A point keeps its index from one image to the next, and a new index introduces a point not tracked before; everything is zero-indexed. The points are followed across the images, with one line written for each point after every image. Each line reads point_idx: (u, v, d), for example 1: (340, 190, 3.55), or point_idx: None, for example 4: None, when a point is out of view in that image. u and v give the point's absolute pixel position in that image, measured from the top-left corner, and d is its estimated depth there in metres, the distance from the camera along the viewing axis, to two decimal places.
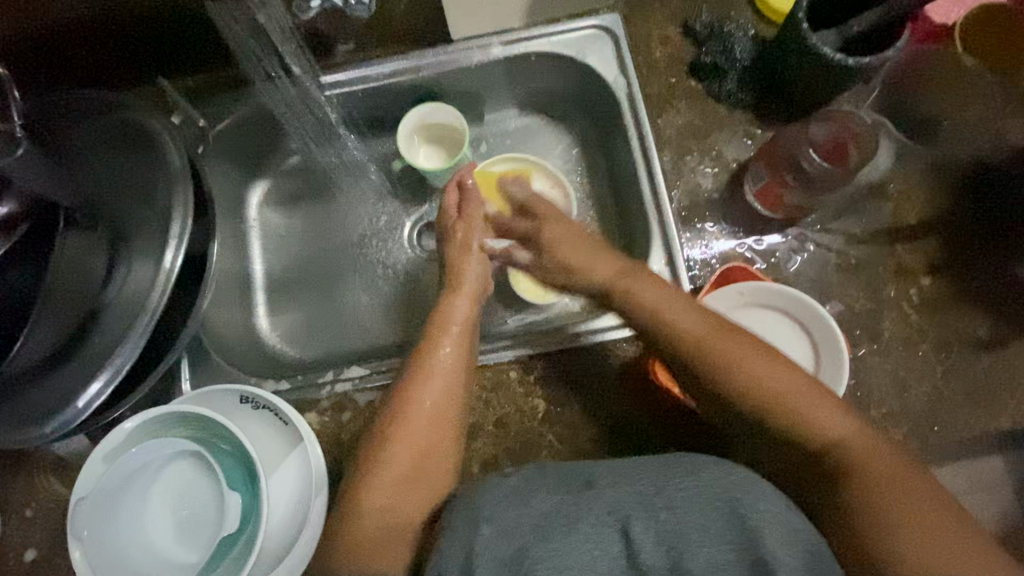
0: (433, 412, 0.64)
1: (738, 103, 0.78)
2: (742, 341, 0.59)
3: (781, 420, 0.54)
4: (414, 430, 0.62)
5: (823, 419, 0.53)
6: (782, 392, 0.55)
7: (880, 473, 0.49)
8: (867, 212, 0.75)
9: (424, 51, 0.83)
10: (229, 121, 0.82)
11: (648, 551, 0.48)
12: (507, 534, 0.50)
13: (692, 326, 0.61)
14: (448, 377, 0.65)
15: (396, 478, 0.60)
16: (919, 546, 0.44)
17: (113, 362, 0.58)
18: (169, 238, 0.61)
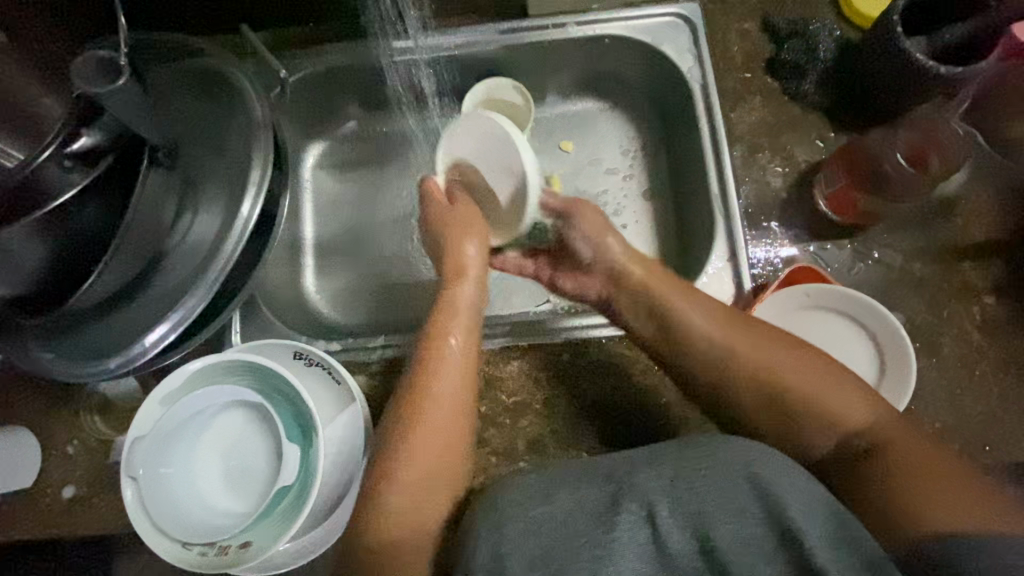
0: (435, 422, 0.61)
1: (812, 104, 0.77)
2: (769, 340, 0.62)
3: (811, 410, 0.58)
4: (422, 434, 0.60)
5: (838, 405, 0.58)
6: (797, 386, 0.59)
7: (935, 473, 0.52)
8: (934, 226, 0.74)
9: (499, 25, 0.82)
10: (301, 76, 0.82)
11: (676, 541, 0.48)
12: (535, 533, 0.50)
13: (713, 347, 0.63)
14: (450, 381, 0.63)
15: (413, 482, 0.58)
16: (938, 501, 0.50)
17: (182, 307, 0.61)
18: (247, 184, 0.63)
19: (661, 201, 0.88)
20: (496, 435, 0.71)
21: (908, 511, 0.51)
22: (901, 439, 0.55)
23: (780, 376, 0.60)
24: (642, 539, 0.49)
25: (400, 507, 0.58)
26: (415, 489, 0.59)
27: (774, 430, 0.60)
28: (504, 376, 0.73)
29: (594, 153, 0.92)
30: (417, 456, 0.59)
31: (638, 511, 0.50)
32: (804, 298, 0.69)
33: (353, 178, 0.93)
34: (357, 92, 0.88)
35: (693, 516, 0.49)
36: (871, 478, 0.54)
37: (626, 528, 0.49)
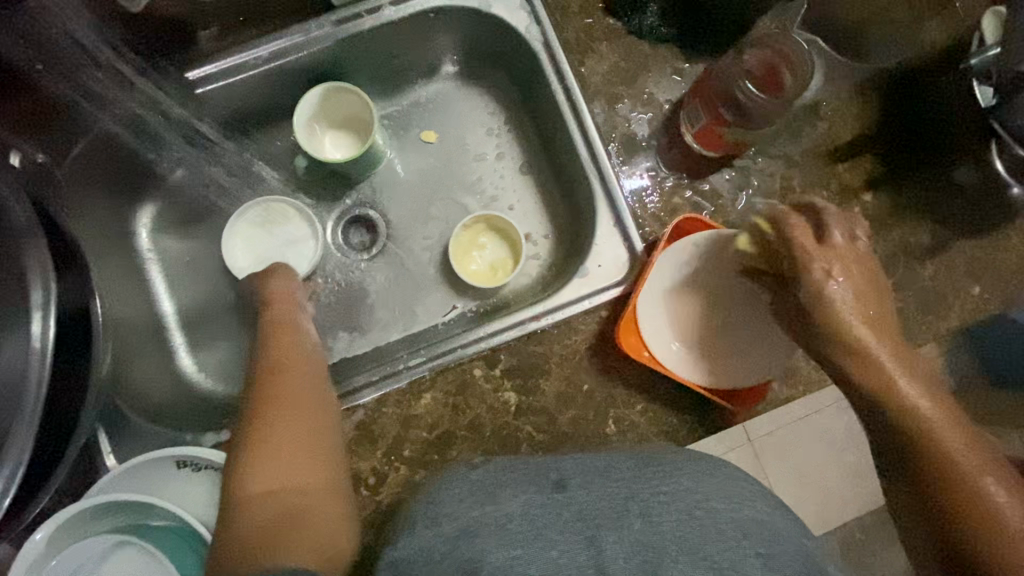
0: (288, 442, 0.59)
1: (661, 37, 0.72)
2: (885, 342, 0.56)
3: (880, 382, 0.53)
4: (282, 448, 0.58)
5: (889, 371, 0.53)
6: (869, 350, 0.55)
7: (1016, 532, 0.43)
8: (805, 136, 0.72)
9: (306, 24, 0.71)
10: (82, 147, 0.66)
11: (620, 562, 0.44)
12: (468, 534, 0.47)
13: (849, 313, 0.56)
14: (297, 407, 0.61)
15: (278, 451, 0.58)
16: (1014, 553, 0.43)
17: (4, 471, 0.49)
18: (29, 309, 0.50)
19: (540, 174, 0.83)
20: (427, 475, 0.66)
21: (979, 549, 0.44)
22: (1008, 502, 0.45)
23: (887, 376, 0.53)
24: (581, 559, 0.44)
25: (268, 483, 0.56)
26: (278, 463, 0.57)
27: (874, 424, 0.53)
28: (419, 411, 0.68)
29: (457, 137, 0.85)
30: (282, 471, 0.57)
31: (580, 538, 0.46)
32: (689, 250, 0.68)
33: (202, 233, 0.82)
34: (171, 141, 0.74)
35: (644, 547, 0.45)
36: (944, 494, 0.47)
37: (567, 548, 0.45)
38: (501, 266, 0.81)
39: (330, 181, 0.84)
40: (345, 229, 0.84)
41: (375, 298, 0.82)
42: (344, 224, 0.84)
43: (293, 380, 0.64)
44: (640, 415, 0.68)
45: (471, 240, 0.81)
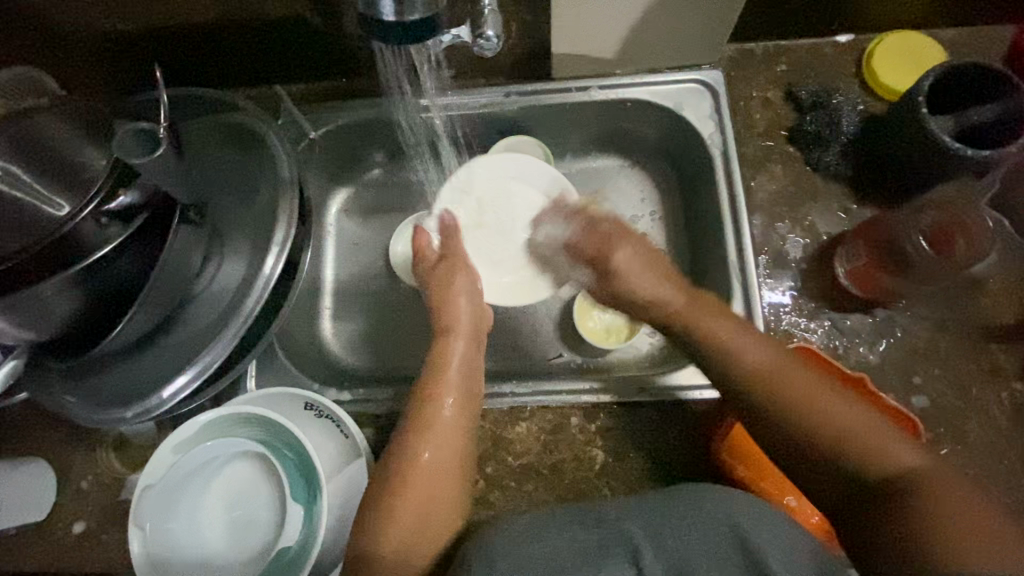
0: (434, 463, 0.62)
1: (835, 175, 0.77)
2: (828, 389, 0.56)
3: (833, 449, 0.53)
4: (421, 470, 0.62)
5: (887, 444, 0.52)
6: (843, 418, 0.54)
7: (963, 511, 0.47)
8: (962, 306, 0.71)
9: (524, 85, 0.84)
10: (330, 128, 0.85)
11: None
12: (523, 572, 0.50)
13: (803, 391, 0.56)
14: (448, 419, 0.65)
15: (412, 502, 0.60)
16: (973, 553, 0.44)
17: (201, 360, 0.63)
18: (272, 243, 0.66)
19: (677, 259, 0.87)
20: (501, 497, 0.70)
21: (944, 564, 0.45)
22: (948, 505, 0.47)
23: (828, 419, 0.54)
24: None
25: (387, 528, 0.58)
26: (400, 513, 0.59)
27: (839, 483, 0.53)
28: (511, 437, 0.72)
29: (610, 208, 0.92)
30: (413, 487, 0.61)
31: None
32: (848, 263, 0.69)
33: (373, 223, 0.95)
34: (380, 142, 0.90)
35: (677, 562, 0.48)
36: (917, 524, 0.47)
37: None
38: (615, 333, 0.84)
39: None
40: None
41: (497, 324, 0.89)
42: None
43: (454, 387, 0.68)
44: None
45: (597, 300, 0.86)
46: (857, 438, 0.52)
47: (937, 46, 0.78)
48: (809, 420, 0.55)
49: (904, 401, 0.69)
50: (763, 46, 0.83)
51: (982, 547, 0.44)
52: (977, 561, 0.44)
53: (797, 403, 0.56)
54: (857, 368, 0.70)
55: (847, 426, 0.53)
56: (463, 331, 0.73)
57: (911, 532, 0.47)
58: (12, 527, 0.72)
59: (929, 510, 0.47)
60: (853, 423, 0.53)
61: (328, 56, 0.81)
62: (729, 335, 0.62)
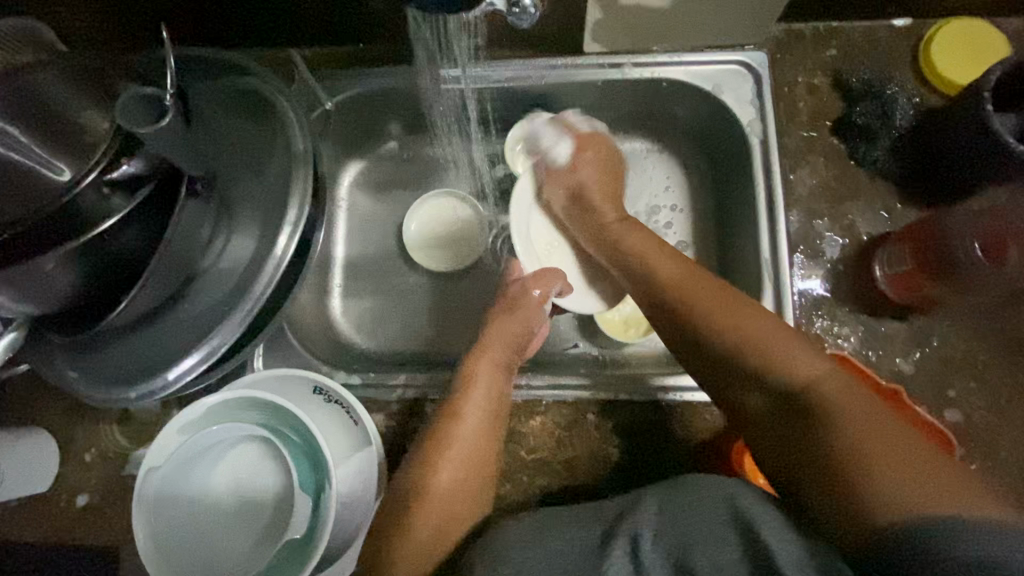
0: (458, 477, 0.60)
1: (880, 171, 0.72)
2: (767, 321, 0.58)
3: (753, 371, 0.55)
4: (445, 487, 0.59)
5: (795, 361, 0.54)
6: (766, 344, 0.56)
7: (884, 440, 0.46)
8: (1005, 316, 0.68)
9: (553, 59, 0.79)
10: (345, 97, 0.80)
11: None
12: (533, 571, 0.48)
13: (746, 331, 0.57)
14: (470, 441, 0.62)
15: (438, 507, 0.58)
16: (895, 475, 0.44)
17: (210, 342, 0.60)
18: (285, 223, 0.62)
19: (703, 251, 0.84)
20: (513, 491, 0.68)
21: (878, 488, 0.44)
22: (867, 426, 0.47)
23: (772, 357, 0.55)
24: None
25: (422, 527, 0.57)
26: (434, 525, 0.57)
27: (762, 413, 0.54)
28: (525, 431, 0.70)
29: (635, 193, 0.88)
30: (439, 511, 0.58)
31: None
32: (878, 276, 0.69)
33: (388, 200, 0.91)
34: (396, 114, 0.85)
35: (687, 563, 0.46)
36: (834, 447, 0.48)
37: None
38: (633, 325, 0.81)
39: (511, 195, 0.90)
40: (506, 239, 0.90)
41: None
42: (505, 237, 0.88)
43: (477, 411, 0.64)
44: None
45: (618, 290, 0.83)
46: (770, 355, 0.55)
47: (1004, 36, 0.72)
48: (733, 337, 0.57)
49: (937, 414, 0.66)
50: (813, 27, 0.77)
51: (926, 482, 0.43)
52: (893, 487, 0.44)
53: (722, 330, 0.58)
54: (889, 378, 0.67)
55: (773, 355, 0.55)
56: (492, 356, 0.68)
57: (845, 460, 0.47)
58: (15, 497, 0.71)
59: (843, 440, 0.47)
60: (771, 347, 0.55)
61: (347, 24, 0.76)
62: (716, 287, 0.62)
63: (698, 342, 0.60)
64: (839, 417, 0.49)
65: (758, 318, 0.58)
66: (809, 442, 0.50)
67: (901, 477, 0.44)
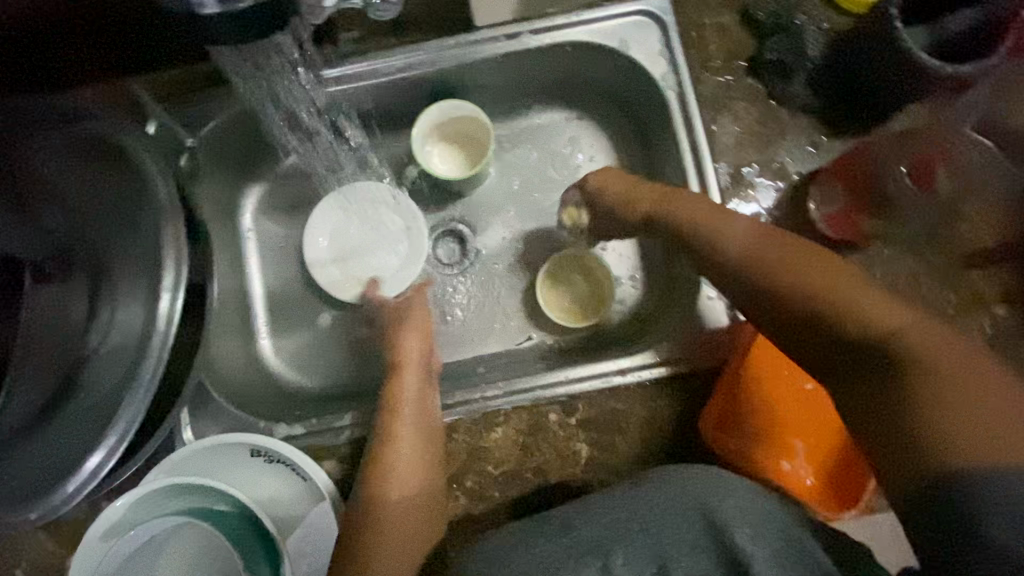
0: (413, 490, 0.60)
1: (802, 107, 0.69)
2: (814, 262, 0.53)
3: (839, 328, 0.50)
4: (398, 504, 0.59)
5: (879, 311, 0.48)
6: (834, 286, 0.51)
7: (959, 388, 0.44)
8: (945, 234, 0.66)
9: (444, 39, 0.72)
10: (216, 125, 0.71)
11: None
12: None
13: (810, 283, 0.52)
14: (416, 453, 0.62)
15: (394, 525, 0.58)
16: (974, 432, 0.42)
17: (112, 433, 0.49)
18: (160, 288, 0.52)
19: None
20: (485, 511, 0.65)
21: (951, 453, 0.42)
22: (943, 380, 0.44)
23: (854, 309, 0.49)
24: None
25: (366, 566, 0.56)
26: (384, 550, 0.56)
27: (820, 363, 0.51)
28: (489, 445, 0.66)
29: (563, 169, 0.84)
30: (388, 546, 0.57)
31: None
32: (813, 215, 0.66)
33: (298, 221, 0.84)
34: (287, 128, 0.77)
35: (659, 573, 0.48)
36: (908, 408, 0.45)
37: None
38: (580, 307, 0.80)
39: (433, 192, 0.84)
40: (436, 240, 0.84)
41: (456, 315, 0.82)
42: (436, 238, 0.84)
43: (407, 420, 0.64)
44: None
45: (559, 275, 0.81)
46: (851, 309, 0.49)
47: None
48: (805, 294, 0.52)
49: None
50: None
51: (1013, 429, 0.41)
52: (961, 438, 0.42)
53: (781, 286, 0.53)
54: None
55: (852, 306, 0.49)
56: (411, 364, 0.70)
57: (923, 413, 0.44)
58: None
59: (921, 398, 0.44)
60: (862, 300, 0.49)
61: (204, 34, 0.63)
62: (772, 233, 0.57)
63: (785, 302, 0.53)
64: (917, 358, 0.46)
65: (820, 269, 0.52)
66: (880, 399, 0.47)
67: (995, 427, 0.42)
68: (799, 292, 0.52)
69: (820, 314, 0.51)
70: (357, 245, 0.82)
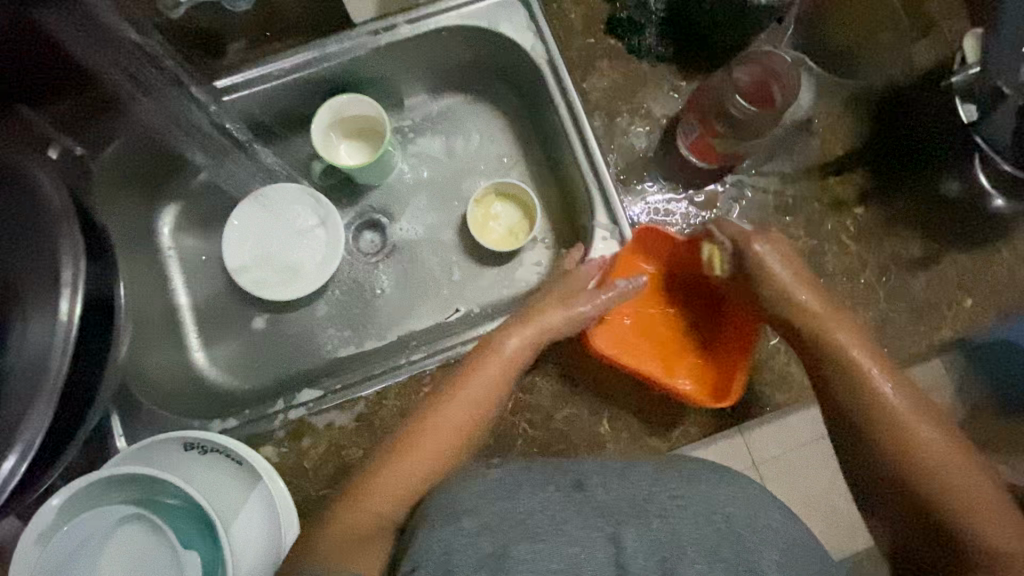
0: (435, 447, 0.58)
1: (658, 57, 0.76)
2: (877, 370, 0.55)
3: (879, 428, 0.52)
4: (411, 459, 0.56)
5: (922, 428, 0.51)
6: (893, 395, 0.53)
7: (980, 510, 0.46)
8: (798, 150, 0.75)
9: (328, 38, 0.76)
10: (117, 147, 0.72)
11: (638, 559, 0.42)
12: (489, 533, 0.43)
13: (882, 383, 0.53)
14: (452, 424, 0.59)
15: (393, 484, 0.54)
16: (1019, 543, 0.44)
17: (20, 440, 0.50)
18: (60, 285, 0.54)
19: (540, 182, 0.87)
20: None
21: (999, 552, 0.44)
22: (968, 502, 0.47)
23: (904, 421, 0.51)
24: (605, 560, 0.42)
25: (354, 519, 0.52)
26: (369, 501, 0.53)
27: (852, 454, 0.54)
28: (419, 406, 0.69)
29: (464, 149, 0.89)
30: (377, 496, 0.53)
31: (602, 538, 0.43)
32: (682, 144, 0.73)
33: (218, 233, 0.86)
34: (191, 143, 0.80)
35: (660, 544, 0.43)
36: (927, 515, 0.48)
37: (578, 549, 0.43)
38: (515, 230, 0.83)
39: (345, 186, 0.88)
40: (355, 232, 0.88)
41: (383, 298, 0.85)
42: (354, 228, 0.88)
43: (474, 390, 0.61)
44: (635, 417, 0.69)
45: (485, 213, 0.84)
46: (898, 421, 0.51)
47: None
48: (863, 394, 0.53)
49: None
50: None
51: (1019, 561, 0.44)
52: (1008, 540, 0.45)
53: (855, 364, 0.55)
54: None
55: (903, 419, 0.51)
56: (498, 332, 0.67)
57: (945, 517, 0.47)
58: None
59: (944, 504, 0.47)
60: (907, 410, 0.52)
61: (99, 41, 0.64)
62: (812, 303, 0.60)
63: (848, 394, 0.54)
64: (950, 483, 0.48)
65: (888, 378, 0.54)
66: (901, 494, 0.49)
67: None
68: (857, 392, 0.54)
69: (867, 413, 0.53)
70: (279, 243, 0.85)
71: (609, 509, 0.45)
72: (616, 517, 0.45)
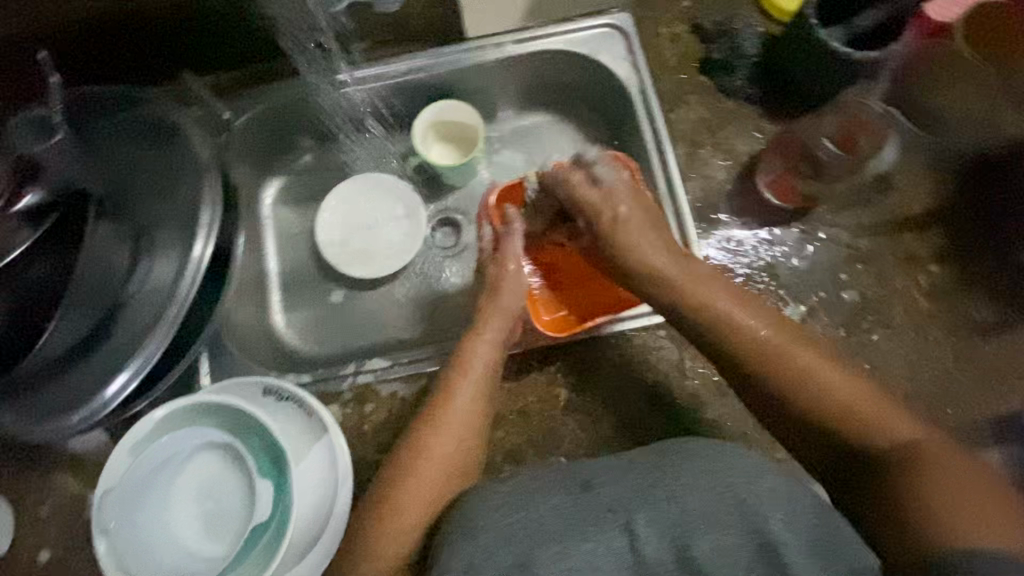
0: (448, 452, 0.60)
1: (746, 99, 0.80)
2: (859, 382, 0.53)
3: (846, 433, 0.51)
4: (427, 471, 0.58)
5: (894, 424, 0.50)
6: (861, 399, 0.51)
7: (961, 505, 0.44)
8: (876, 202, 0.76)
9: (442, 48, 0.85)
10: (248, 118, 0.83)
11: (652, 546, 0.47)
12: (513, 539, 0.48)
13: (850, 390, 0.52)
14: (462, 424, 0.62)
15: (416, 500, 0.57)
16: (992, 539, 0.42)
17: (141, 355, 0.59)
18: (198, 226, 0.62)
19: None
20: None
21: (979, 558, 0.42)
22: (947, 497, 0.45)
23: (878, 424, 0.50)
24: (617, 546, 0.47)
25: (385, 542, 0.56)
26: (392, 517, 0.56)
27: (831, 465, 0.53)
28: None
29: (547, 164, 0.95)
30: (398, 516, 0.56)
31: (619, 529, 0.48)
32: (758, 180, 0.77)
33: (311, 211, 0.94)
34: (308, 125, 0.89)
35: (675, 527, 0.47)
36: (906, 524, 0.46)
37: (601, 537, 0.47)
38: None
39: (431, 183, 0.94)
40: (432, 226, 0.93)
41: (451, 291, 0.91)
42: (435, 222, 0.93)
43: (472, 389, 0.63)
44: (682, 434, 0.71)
45: None
46: (875, 422, 0.50)
47: None
48: (827, 401, 0.52)
49: (835, 297, 0.74)
50: None
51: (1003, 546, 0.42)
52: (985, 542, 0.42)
53: (827, 390, 0.52)
54: (789, 276, 0.75)
55: (871, 418, 0.51)
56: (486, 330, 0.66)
57: (923, 519, 0.45)
58: None
59: (922, 504, 0.46)
60: (872, 407, 0.51)
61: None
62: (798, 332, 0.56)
63: (811, 410, 0.52)
64: (929, 472, 0.47)
65: (856, 384, 0.52)
66: (882, 502, 0.48)
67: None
68: (818, 402, 0.52)
69: (837, 423, 0.51)
70: (367, 223, 0.92)
71: (623, 506, 0.49)
72: (623, 508, 0.49)
